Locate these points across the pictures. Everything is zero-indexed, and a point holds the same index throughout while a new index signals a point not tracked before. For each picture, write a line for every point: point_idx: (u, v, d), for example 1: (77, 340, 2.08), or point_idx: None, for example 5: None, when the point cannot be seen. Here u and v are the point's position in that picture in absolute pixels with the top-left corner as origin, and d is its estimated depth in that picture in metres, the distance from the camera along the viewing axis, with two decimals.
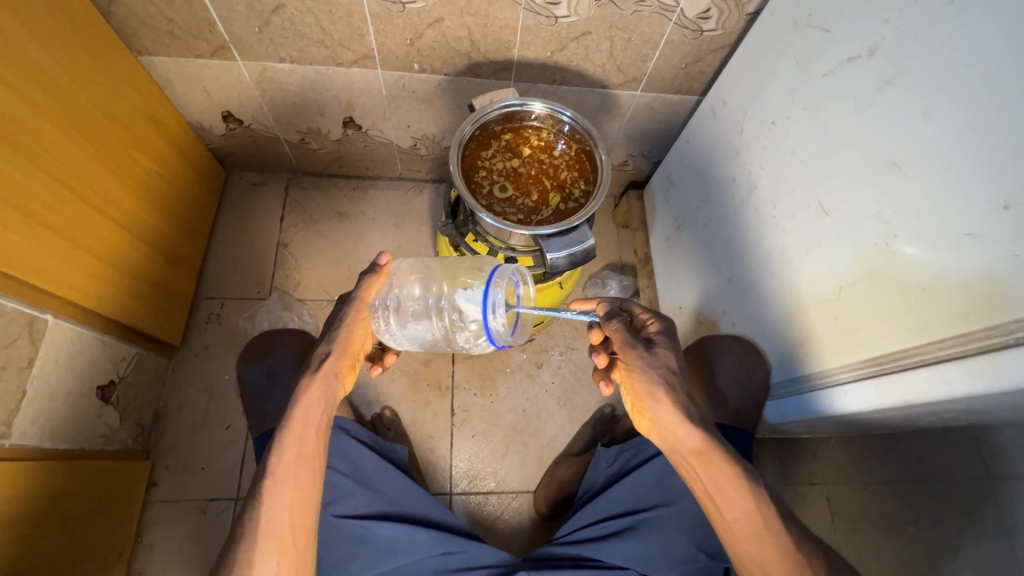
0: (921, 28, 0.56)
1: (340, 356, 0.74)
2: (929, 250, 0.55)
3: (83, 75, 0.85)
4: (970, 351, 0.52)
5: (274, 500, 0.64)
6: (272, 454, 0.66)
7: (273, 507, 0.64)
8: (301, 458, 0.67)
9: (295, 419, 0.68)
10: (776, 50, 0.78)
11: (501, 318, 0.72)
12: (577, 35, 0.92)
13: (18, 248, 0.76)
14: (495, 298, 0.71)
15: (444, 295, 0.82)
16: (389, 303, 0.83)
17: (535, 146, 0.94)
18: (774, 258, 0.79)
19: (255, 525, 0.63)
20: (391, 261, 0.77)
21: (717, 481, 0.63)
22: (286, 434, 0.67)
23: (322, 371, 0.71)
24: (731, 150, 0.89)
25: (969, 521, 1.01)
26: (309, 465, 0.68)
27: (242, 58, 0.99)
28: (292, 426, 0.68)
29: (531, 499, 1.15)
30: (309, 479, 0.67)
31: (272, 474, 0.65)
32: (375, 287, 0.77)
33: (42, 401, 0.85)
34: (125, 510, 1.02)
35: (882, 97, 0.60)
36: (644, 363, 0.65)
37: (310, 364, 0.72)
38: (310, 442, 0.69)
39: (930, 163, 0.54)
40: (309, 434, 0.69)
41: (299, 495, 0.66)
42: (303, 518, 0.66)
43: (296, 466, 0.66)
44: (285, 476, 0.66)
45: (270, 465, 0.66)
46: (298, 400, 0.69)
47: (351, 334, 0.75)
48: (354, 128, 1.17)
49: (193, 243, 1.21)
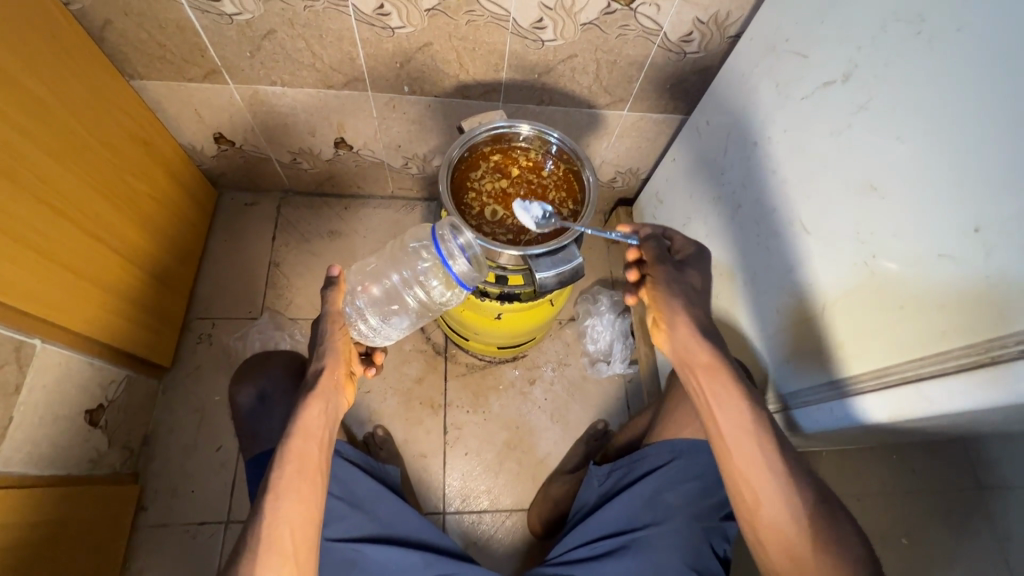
0: (891, 56, 0.58)
1: (334, 368, 0.74)
2: (908, 269, 0.56)
3: (75, 99, 0.86)
4: (948, 369, 0.53)
5: (276, 515, 0.64)
6: (274, 470, 0.66)
7: (275, 522, 0.63)
8: (302, 473, 0.67)
9: (296, 435, 0.68)
10: (756, 73, 0.80)
11: (462, 262, 0.82)
12: (564, 58, 0.94)
13: (8, 274, 0.76)
14: (452, 248, 0.82)
15: (405, 272, 0.90)
16: (359, 304, 0.90)
17: (524, 166, 0.96)
18: (761, 275, 0.80)
19: (246, 551, 0.62)
20: (343, 270, 0.77)
21: (722, 394, 0.64)
22: (288, 451, 0.67)
23: (320, 386, 0.72)
24: (716, 169, 0.91)
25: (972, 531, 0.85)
26: (311, 479, 0.67)
27: (233, 82, 1.00)
28: (294, 442, 0.67)
29: (525, 516, 1.15)
30: (312, 494, 0.67)
31: (273, 489, 0.65)
32: (339, 302, 0.76)
33: (28, 427, 0.84)
34: (113, 536, 1.00)
35: (858, 121, 0.62)
36: (673, 278, 0.70)
37: (307, 382, 0.72)
38: (312, 456, 0.68)
39: (905, 186, 0.56)
40: (312, 450, 0.68)
41: (301, 511, 0.65)
42: (306, 533, 0.65)
43: (299, 479, 0.66)
44: (288, 489, 0.65)
45: (272, 481, 0.65)
46: (297, 417, 0.69)
47: (340, 345, 0.76)
48: (345, 148, 1.18)
49: (184, 264, 1.20)
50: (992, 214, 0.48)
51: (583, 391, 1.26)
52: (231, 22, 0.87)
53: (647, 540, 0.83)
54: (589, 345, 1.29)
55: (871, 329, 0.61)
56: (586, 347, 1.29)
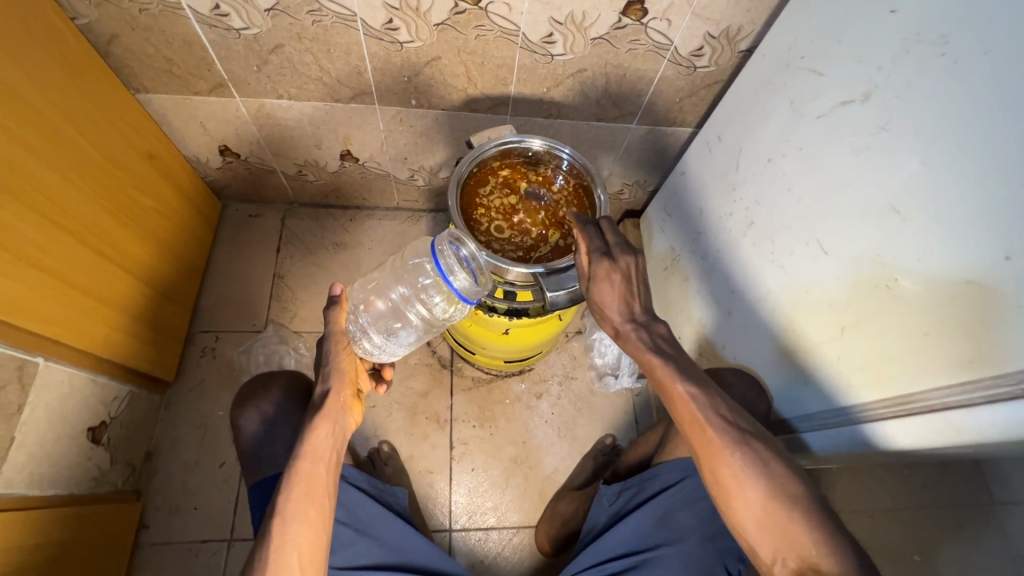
0: (914, 77, 0.57)
1: (340, 389, 0.73)
2: (931, 295, 0.55)
3: (81, 115, 0.85)
4: (976, 398, 0.52)
5: (285, 540, 0.62)
6: (282, 492, 0.64)
7: (283, 548, 0.62)
8: (310, 496, 0.65)
9: (304, 456, 0.67)
10: (769, 89, 0.79)
11: (463, 277, 0.77)
12: (573, 72, 0.93)
13: (13, 295, 0.75)
14: (450, 262, 0.77)
15: (405, 287, 0.86)
16: (363, 323, 0.86)
17: (533, 181, 0.95)
18: (775, 293, 0.79)
19: None
20: (344, 289, 0.76)
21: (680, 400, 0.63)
22: (296, 473, 0.66)
23: (326, 407, 0.71)
24: (727, 185, 0.90)
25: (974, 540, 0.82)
26: (319, 502, 0.66)
27: (240, 95, 0.99)
28: (303, 463, 0.66)
29: (533, 534, 1.13)
30: (320, 520, 0.65)
31: (282, 512, 0.63)
32: (341, 321, 0.76)
33: (30, 447, 0.83)
34: (114, 556, 0.99)
35: (877, 142, 0.61)
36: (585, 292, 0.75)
37: (314, 404, 0.71)
38: (320, 479, 0.67)
39: (928, 209, 0.55)
40: (320, 472, 0.67)
41: (310, 535, 0.64)
42: (314, 559, 0.63)
43: (307, 501, 0.65)
44: (295, 513, 0.64)
45: (279, 504, 0.64)
46: (306, 437, 0.68)
47: (345, 366, 0.75)
48: (351, 160, 1.17)
49: (189, 278, 1.19)
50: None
51: (590, 406, 1.24)
52: (239, 37, 0.86)
53: (659, 563, 0.81)
54: (597, 359, 1.27)
55: (893, 354, 0.60)
56: (593, 361, 1.27)
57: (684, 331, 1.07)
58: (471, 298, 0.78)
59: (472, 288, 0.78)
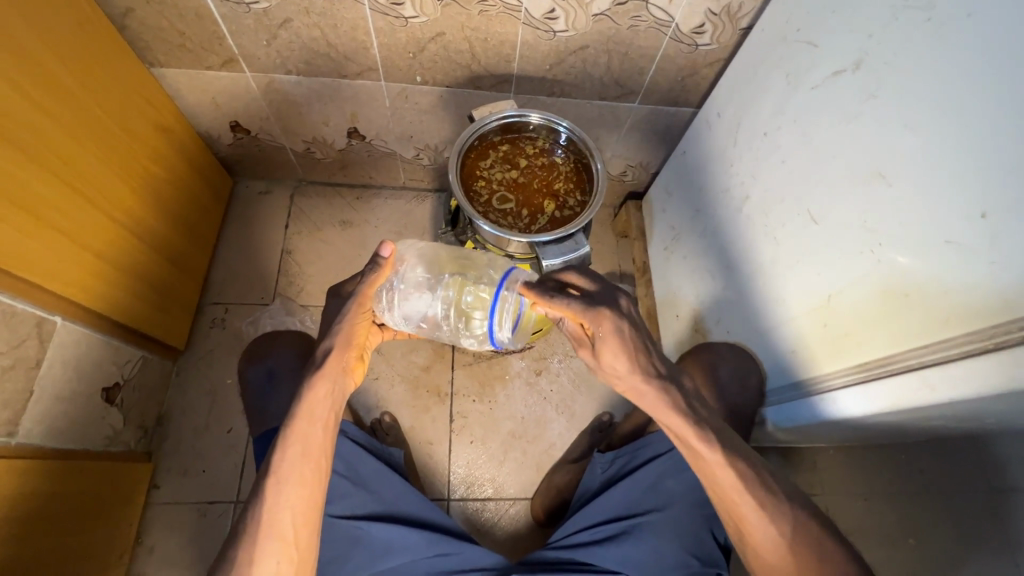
0: (900, 44, 0.58)
1: (344, 351, 0.70)
2: (912, 258, 0.56)
3: (98, 83, 0.89)
4: (953, 355, 0.54)
5: (277, 498, 0.64)
6: (277, 452, 0.65)
7: (277, 502, 0.64)
8: (306, 454, 0.66)
9: (301, 416, 0.67)
10: (766, 63, 0.80)
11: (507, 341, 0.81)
12: (575, 49, 0.94)
13: (33, 253, 0.79)
14: (502, 308, 0.77)
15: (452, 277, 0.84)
16: (395, 282, 0.81)
17: (531, 155, 0.97)
18: (767, 265, 0.80)
19: (258, 525, 0.63)
20: (392, 251, 0.70)
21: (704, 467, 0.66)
22: (292, 430, 0.66)
23: (327, 366, 0.69)
24: (726, 160, 0.91)
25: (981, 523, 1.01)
26: (314, 461, 0.67)
27: (250, 70, 1.02)
28: (299, 423, 0.67)
29: (529, 505, 1.16)
30: (315, 477, 0.67)
31: (276, 471, 0.65)
32: (376, 280, 0.71)
33: (48, 401, 0.87)
34: (126, 511, 1.03)
35: (865, 109, 0.62)
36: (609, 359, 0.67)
37: (314, 361, 0.69)
38: (316, 439, 0.68)
39: (913, 172, 0.56)
40: (316, 431, 0.68)
41: (304, 494, 0.65)
42: (306, 516, 0.65)
43: (302, 461, 0.66)
44: (289, 473, 0.65)
45: (273, 464, 0.65)
46: (303, 396, 0.67)
47: (354, 328, 0.72)
48: (358, 138, 1.20)
49: (199, 250, 1.23)
50: (1000, 201, 0.48)
51: (589, 384, 1.26)
52: (249, 11, 0.89)
53: (649, 527, 0.83)
54: None
55: (877, 319, 0.61)
56: None
57: (680, 309, 1.08)
58: (496, 345, 0.80)
59: (504, 339, 0.80)
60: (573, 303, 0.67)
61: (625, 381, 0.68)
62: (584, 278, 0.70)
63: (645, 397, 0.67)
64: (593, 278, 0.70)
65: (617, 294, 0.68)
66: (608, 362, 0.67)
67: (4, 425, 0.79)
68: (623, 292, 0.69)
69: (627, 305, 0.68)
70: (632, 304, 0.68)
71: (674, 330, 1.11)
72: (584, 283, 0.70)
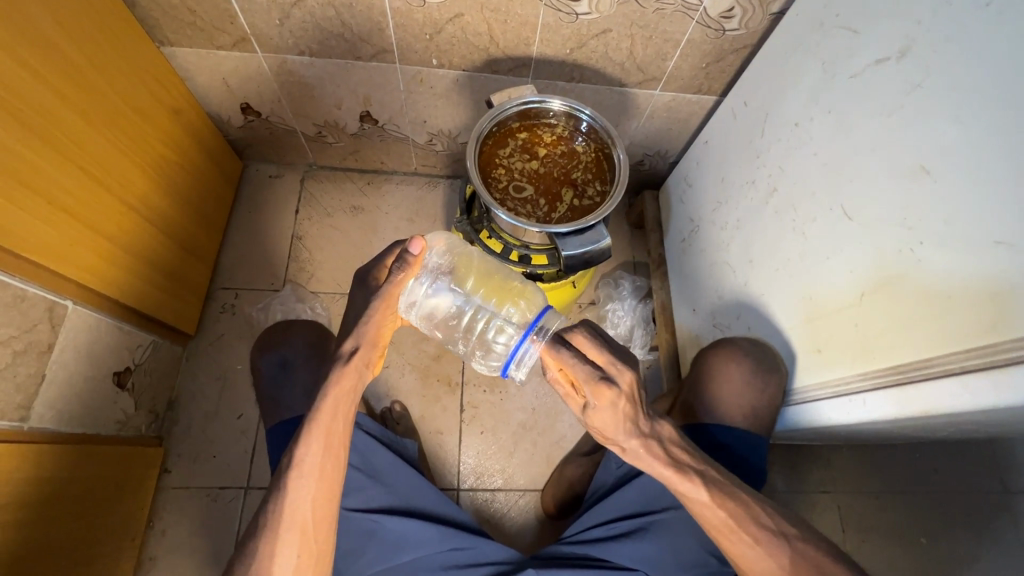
0: (953, 31, 0.56)
1: (369, 348, 0.66)
2: (956, 258, 0.54)
3: (108, 64, 0.86)
4: (996, 362, 0.52)
5: (298, 491, 0.63)
6: (300, 445, 0.64)
7: (296, 495, 0.63)
8: (328, 447, 0.65)
9: (324, 410, 0.64)
10: (800, 51, 0.78)
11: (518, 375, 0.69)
12: (598, 33, 0.91)
13: (43, 236, 0.77)
14: (526, 349, 0.65)
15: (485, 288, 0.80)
16: (433, 265, 0.77)
17: (550, 143, 0.95)
18: (793, 262, 0.78)
19: (278, 517, 0.63)
20: (424, 248, 0.65)
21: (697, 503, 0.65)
22: (315, 425, 0.64)
23: (352, 363, 0.65)
24: (751, 151, 0.88)
25: (965, 516, 1.11)
26: (335, 454, 0.65)
27: (262, 51, 0.99)
28: (320, 419, 0.64)
29: (539, 497, 1.15)
30: (335, 471, 0.65)
31: (298, 466, 0.64)
32: (404, 279, 0.66)
33: (60, 385, 0.86)
34: (138, 496, 1.03)
35: (910, 100, 0.60)
36: (591, 419, 0.63)
37: (337, 356, 0.65)
38: (336, 432, 0.65)
39: (962, 168, 0.54)
40: (338, 426, 0.65)
41: (323, 488, 0.64)
42: (325, 510, 0.64)
43: (323, 454, 0.64)
44: (311, 467, 0.64)
45: (297, 457, 0.63)
46: (326, 391, 0.64)
47: (382, 324, 0.67)
48: (371, 121, 1.17)
49: (209, 234, 1.21)
50: None
51: None
52: None
53: (664, 525, 0.83)
54: (609, 330, 1.23)
55: (913, 321, 0.59)
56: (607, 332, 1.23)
57: (698, 304, 1.06)
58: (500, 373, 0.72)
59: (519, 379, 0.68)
60: (575, 372, 0.60)
61: (605, 437, 0.65)
62: (595, 343, 0.61)
63: (625, 449, 0.64)
64: (604, 346, 0.61)
65: (626, 371, 0.60)
66: (589, 422, 0.64)
67: (17, 409, 0.79)
68: (633, 363, 0.61)
69: (633, 380, 0.60)
70: (639, 379, 0.61)
71: (692, 325, 1.09)
72: (592, 349, 0.61)
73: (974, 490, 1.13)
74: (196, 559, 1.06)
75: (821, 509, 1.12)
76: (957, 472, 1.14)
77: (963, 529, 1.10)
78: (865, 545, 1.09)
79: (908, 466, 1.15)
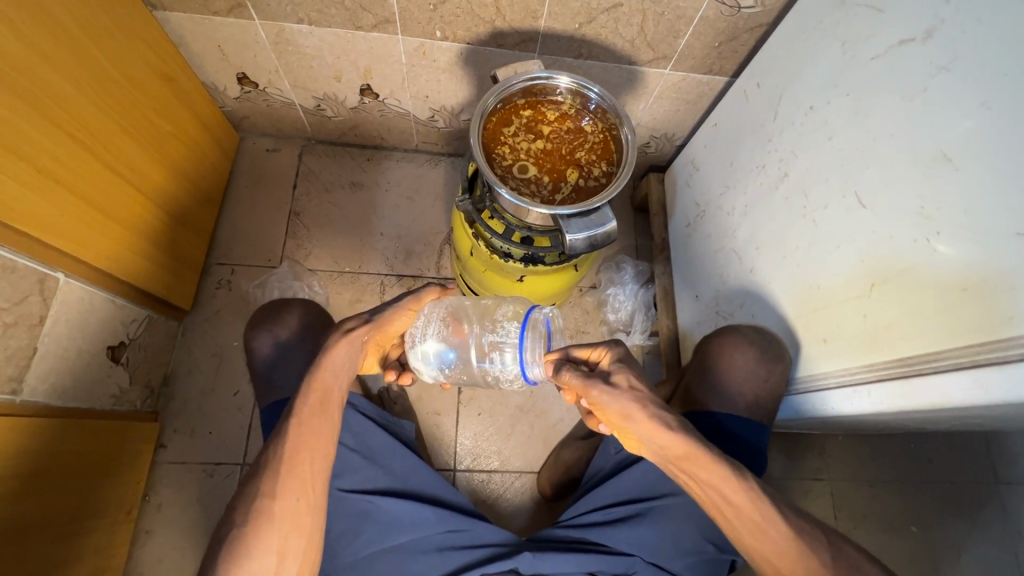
0: (985, 10, 0.54)
1: (371, 330, 0.71)
2: (974, 248, 0.53)
3: (100, 27, 0.82)
4: (1011, 355, 0.50)
5: (297, 444, 0.63)
6: (299, 396, 0.65)
7: (296, 448, 0.63)
8: (324, 406, 0.66)
9: (319, 368, 0.67)
10: (820, 30, 0.75)
11: (536, 338, 0.69)
12: (608, 7, 0.87)
13: (30, 206, 0.74)
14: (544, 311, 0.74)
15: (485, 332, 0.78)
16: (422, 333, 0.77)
17: (556, 122, 0.92)
18: (802, 250, 0.76)
19: (272, 479, 0.62)
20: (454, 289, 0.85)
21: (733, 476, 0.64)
22: (315, 377, 0.66)
23: (354, 333, 0.69)
24: (762, 134, 0.86)
25: (959, 505, 1.12)
26: (331, 414, 0.66)
27: (258, 17, 0.94)
28: (319, 372, 0.66)
29: (535, 480, 1.15)
30: (330, 430, 0.66)
31: (298, 414, 0.64)
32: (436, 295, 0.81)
33: (52, 358, 0.85)
34: (134, 470, 1.03)
35: (934, 84, 0.58)
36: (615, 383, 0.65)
37: (343, 324, 0.71)
38: (335, 390, 0.67)
39: (985, 157, 0.52)
40: (339, 385, 0.68)
41: (321, 443, 0.65)
42: (320, 470, 0.64)
43: (319, 413, 0.65)
44: (310, 418, 0.65)
45: (297, 406, 0.65)
46: (325, 351, 0.67)
47: (390, 316, 0.74)
48: (371, 95, 1.14)
49: (205, 208, 1.19)
50: None
51: None
52: None
53: (663, 509, 0.83)
54: (609, 315, 1.22)
55: (924, 312, 0.58)
56: (607, 318, 1.22)
57: (701, 289, 1.05)
58: (528, 379, 0.68)
59: (538, 321, 0.70)
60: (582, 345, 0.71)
61: (644, 415, 0.65)
62: None
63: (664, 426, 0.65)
64: None
65: None
66: (623, 379, 0.66)
67: (9, 381, 0.78)
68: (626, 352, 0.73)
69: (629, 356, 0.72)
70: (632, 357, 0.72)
71: (693, 312, 1.08)
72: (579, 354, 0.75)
73: (971, 481, 1.13)
74: (190, 534, 1.06)
75: (814, 496, 1.13)
76: (953, 462, 1.15)
77: (958, 519, 1.11)
78: (857, 532, 1.10)
79: (903, 455, 1.16)
